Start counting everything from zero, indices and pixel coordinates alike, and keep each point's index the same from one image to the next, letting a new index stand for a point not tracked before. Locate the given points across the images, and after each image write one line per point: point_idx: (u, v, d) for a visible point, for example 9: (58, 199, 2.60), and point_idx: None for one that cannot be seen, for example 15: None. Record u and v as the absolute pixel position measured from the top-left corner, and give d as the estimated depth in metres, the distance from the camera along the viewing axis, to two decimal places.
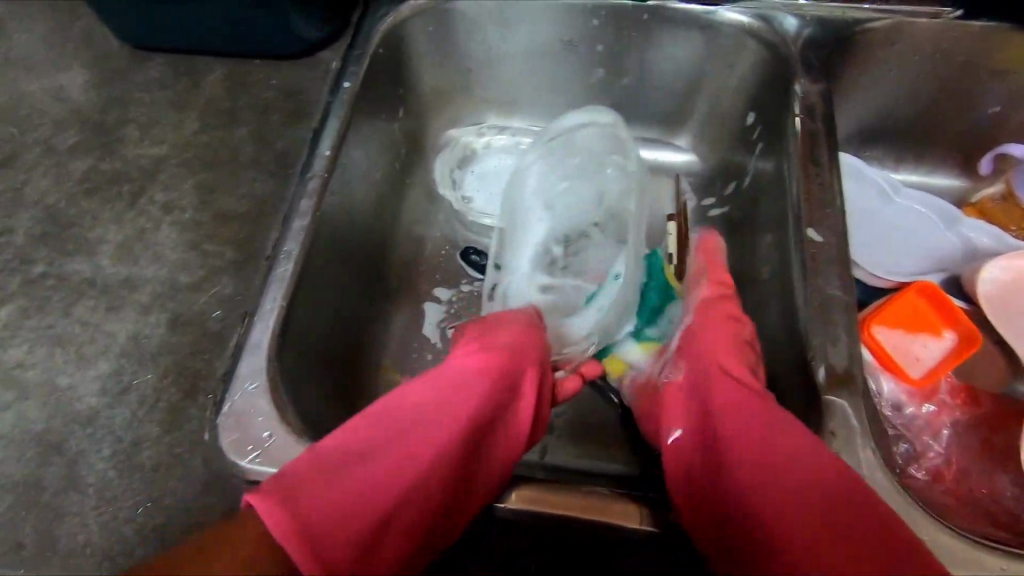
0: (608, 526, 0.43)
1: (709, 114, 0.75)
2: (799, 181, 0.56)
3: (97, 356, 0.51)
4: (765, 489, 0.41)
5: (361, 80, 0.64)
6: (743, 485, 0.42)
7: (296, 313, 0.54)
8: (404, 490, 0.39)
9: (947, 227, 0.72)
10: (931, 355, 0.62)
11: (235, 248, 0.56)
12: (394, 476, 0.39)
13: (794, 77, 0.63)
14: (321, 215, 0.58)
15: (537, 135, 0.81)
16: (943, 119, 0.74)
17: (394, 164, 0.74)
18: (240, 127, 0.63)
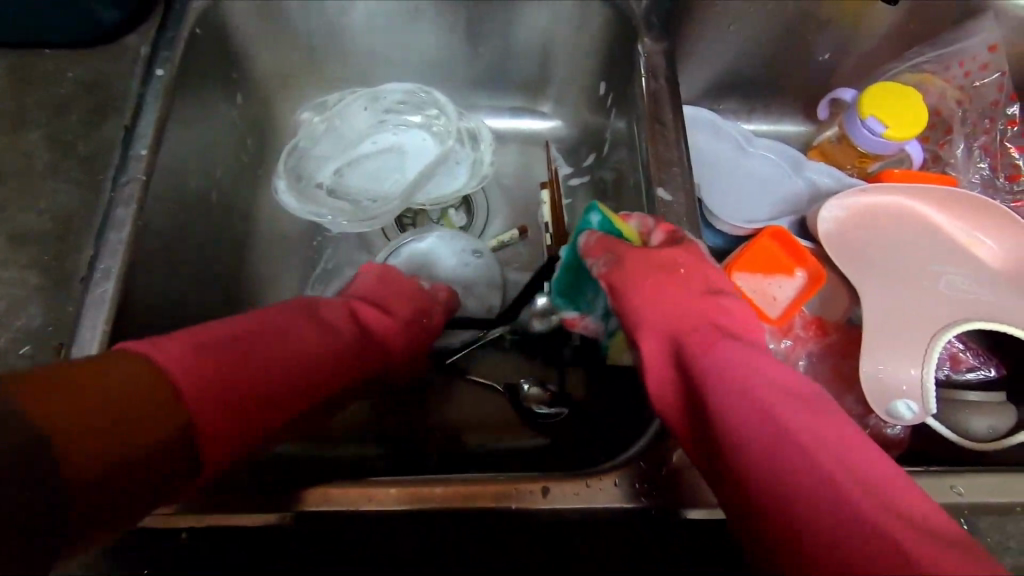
0: (513, 511, 0.44)
1: (568, 78, 0.74)
2: (646, 143, 0.57)
3: None
4: (829, 456, 0.33)
5: (177, 65, 0.57)
6: (808, 449, 0.34)
7: (126, 337, 0.48)
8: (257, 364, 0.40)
9: (794, 171, 0.77)
10: (786, 294, 0.66)
11: (42, 271, 0.49)
12: (272, 417, 0.40)
13: (637, 36, 0.63)
14: (144, 223, 0.51)
15: (401, 105, 0.74)
16: (782, 68, 0.77)
17: (238, 156, 0.68)
18: (33, 130, 0.54)
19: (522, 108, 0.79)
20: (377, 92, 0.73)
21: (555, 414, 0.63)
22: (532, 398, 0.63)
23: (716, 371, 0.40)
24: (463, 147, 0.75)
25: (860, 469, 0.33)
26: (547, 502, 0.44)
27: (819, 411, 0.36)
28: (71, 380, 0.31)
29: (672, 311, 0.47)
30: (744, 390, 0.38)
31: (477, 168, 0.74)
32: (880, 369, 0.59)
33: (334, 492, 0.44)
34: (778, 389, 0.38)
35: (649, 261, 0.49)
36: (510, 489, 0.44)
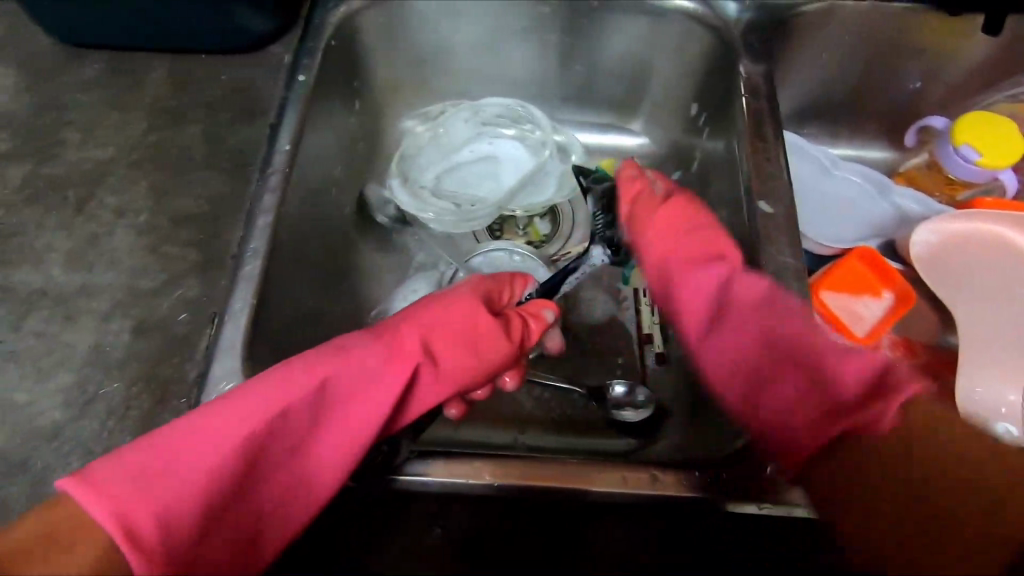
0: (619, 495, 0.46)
1: (660, 97, 0.77)
2: (747, 159, 0.60)
3: (57, 368, 0.49)
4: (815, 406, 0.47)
5: (315, 73, 0.63)
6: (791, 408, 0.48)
7: (267, 312, 0.53)
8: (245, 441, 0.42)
9: (880, 195, 0.78)
10: (873, 314, 0.67)
11: (197, 249, 0.55)
12: (298, 503, 0.44)
13: (738, 60, 0.66)
14: (284, 211, 0.57)
15: (500, 118, 0.79)
16: (871, 95, 0.79)
17: (352, 158, 0.73)
18: (190, 126, 0.61)
19: (611, 124, 0.82)
20: (478, 106, 0.79)
21: (640, 415, 0.65)
22: (621, 400, 0.66)
23: (763, 360, 0.51)
24: (554, 160, 0.78)
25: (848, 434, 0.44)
26: (654, 490, 0.46)
27: (804, 359, 0.49)
28: (72, 528, 0.37)
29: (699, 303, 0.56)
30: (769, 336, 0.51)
31: (568, 180, 0.77)
32: (976, 391, 0.60)
33: (446, 466, 0.46)
34: (766, 343, 0.51)
35: (658, 225, 0.62)
36: (618, 476, 0.46)
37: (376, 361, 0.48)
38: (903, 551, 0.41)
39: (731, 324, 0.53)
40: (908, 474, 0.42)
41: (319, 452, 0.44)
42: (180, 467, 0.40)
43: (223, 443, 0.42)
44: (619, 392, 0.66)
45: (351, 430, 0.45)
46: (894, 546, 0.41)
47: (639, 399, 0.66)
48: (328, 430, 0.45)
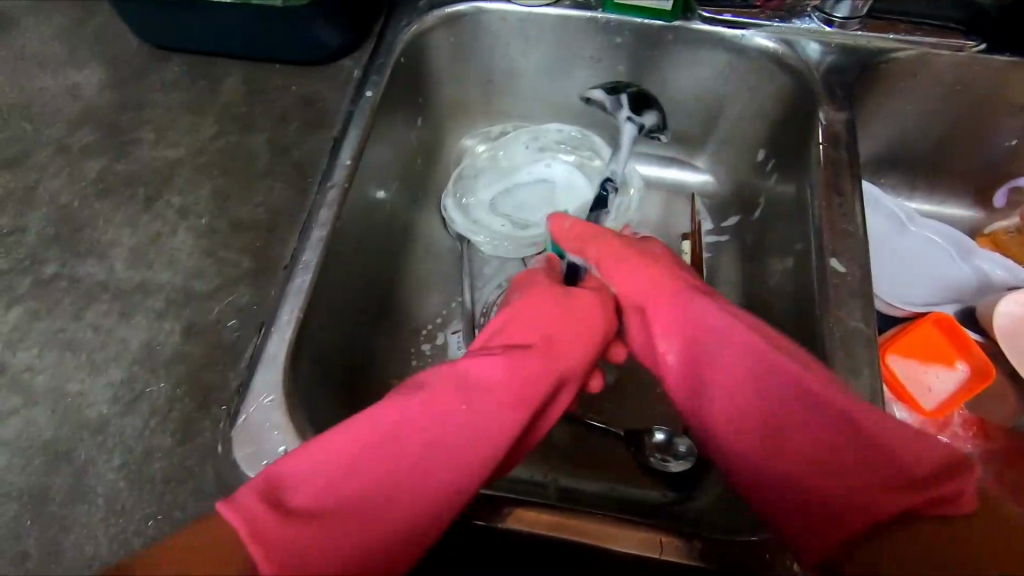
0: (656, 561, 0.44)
1: (729, 135, 0.75)
2: (820, 211, 0.57)
3: (109, 363, 0.50)
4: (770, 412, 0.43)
5: (383, 89, 0.63)
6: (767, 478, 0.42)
7: (313, 325, 0.53)
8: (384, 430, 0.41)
9: (960, 257, 0.72)
10: (944, 387, 0.62)
11: (252, 256, 0.55)
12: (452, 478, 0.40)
13: (817, 104, 0.62)
14: (339, 225, 0.57)
15: (560, 145, 0.78)
16: (959, 149, 0.73)
17: (410, 173, 0.73)
18: (257, 134, 0.62)
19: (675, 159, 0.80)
20: (540, 130, 0.78)
21: (680, 466, 0.62)
22: (661, 447, 0.63)
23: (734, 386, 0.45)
24: (612, 191, 0.76)
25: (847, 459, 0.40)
26: (693, 561, 0.43)
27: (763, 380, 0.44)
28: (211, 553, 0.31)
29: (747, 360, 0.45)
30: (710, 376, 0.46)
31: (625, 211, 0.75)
32: None
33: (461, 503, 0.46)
34: (748, 357, 0.45)
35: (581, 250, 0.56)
36: (653, 540, 0.44)
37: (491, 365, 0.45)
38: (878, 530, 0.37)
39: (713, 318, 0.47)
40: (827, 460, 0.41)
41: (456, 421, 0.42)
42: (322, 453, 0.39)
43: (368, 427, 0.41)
44: (660, 439, 0.64)
45: (471, 424, 0.42)
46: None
47: (679, 448, 0.63)
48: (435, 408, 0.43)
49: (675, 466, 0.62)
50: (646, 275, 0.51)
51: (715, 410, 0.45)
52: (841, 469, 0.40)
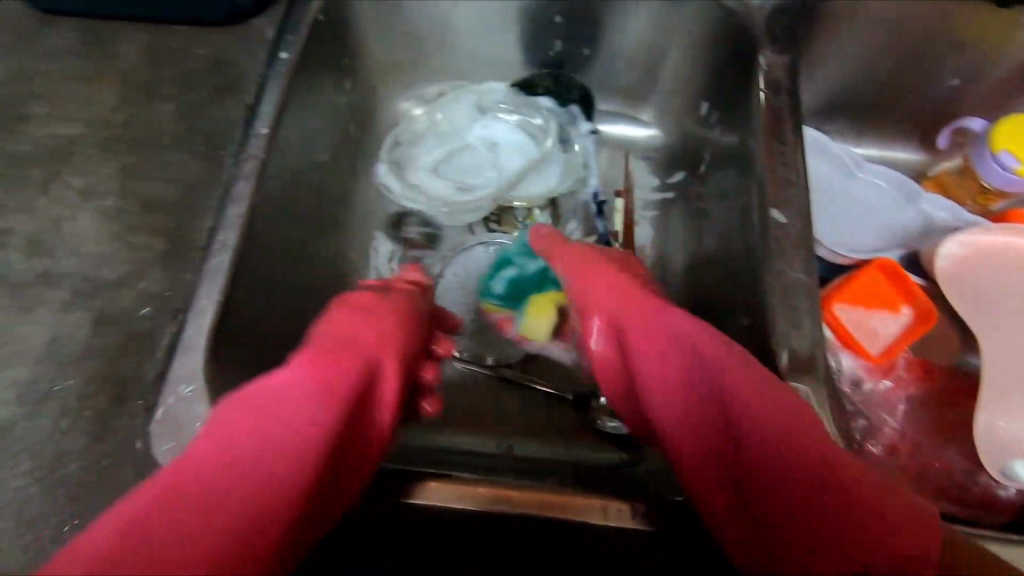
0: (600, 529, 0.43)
1: (673, 86, 0.72)
2: (762, 160, 0.55)
3: (11, 362, 0.46)
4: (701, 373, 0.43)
5: (300, 50, 0.58)
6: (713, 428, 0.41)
7: (237, 308, 0.50)
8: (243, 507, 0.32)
9: (906, 201, 0.72)
10: (889, 332, 0.62)
11: (164, 238, 0.51)
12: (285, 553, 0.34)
13: (759, 49, 0.60)
14: (259, 200, 0.53)
15: (500, 104, 0.74)
16: (903, 91, 0.72)
17: (341, 142, 0.69)
18: (164, 103, 0.57)
19: (626, 116, 0.76)
20: (479, 92, 0.75)
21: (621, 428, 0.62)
22: (605, 410, 0.62)
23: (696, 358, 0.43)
24: (558, 149, 0.73)
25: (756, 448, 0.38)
26: (636, 525, 0.43)
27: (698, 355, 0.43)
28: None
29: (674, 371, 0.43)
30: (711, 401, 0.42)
31: (572, 169, 0.73)
32: (995, 424, 0.57)
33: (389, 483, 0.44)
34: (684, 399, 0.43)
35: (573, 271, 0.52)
36: (597, 507, 0.43)
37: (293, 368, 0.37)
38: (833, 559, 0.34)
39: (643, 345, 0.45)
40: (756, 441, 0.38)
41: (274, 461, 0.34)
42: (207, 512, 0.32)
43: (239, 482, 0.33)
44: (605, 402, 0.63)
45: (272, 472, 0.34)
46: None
47: None
48: (293, 426, 0.35)
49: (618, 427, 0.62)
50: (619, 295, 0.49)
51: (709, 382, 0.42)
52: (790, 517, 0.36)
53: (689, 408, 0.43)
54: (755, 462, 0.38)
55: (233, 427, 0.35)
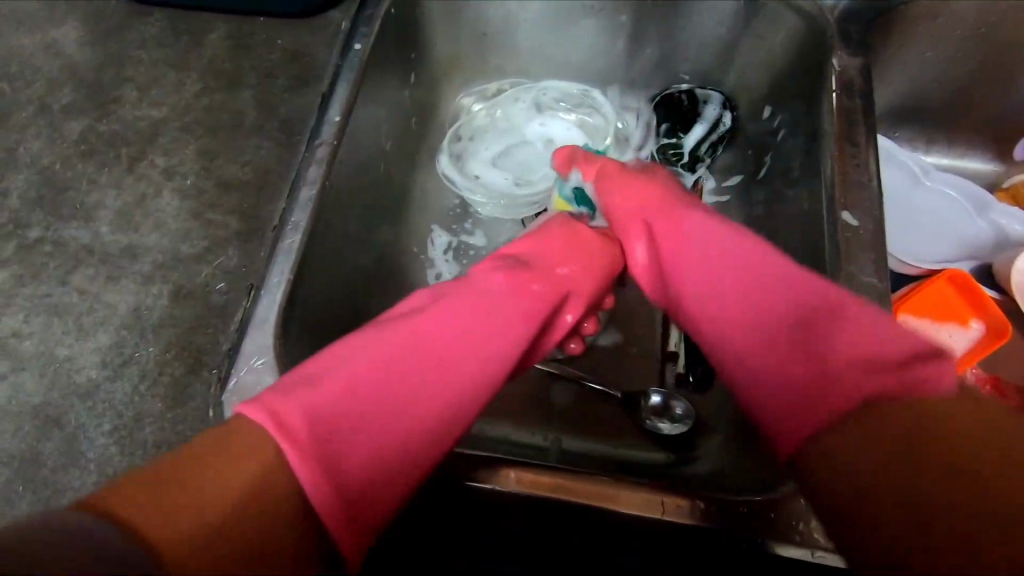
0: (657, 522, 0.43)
1: (736, 87, 0.71)
2: (832, 162, 0.54)
3: (97, 328, 0.49)
4: (748, 289, 0.42)
5: (373, 42, 0.60)
6: (762, 321, 0.40)
7: (306, 286, 0.52)
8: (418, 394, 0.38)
9: (977, 212, 0.69)
10: (959, 345, 0.60)
11: (240, 217, 0.54)
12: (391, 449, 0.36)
13: (832, 50, 0.59)
14: (330, 184, 0.55)
15: (560, 103, 0.75)
16: (978, 99, 0.70)
17: (404, 134, 0.71)
18: (244, 90, 0.60)
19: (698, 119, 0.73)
20: (539, 89, 0.75)
21: (674, 428, 0.61)
22: (656, 410, 0.62)
23: (729, 269, 0.44)
24: (615, 150, 0.73)
25: (781, 319, 0.39)
26: (691, 520, 0.42)
27: (755, 270, 0.43)
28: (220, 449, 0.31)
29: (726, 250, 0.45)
30: (750, 288, 0.42)
31: None
32: None
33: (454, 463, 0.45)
34: (721, 274, 0.44)
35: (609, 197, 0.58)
36: (647, 500, 0.43)
37: (502, 283, 0.47)
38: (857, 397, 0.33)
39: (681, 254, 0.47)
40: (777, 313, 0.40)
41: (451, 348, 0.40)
42: (370, 395, 0.37)
43: (415, 385, 0.38)
44: (655, 402, 0.62)
45: (463, 333, 0.42)
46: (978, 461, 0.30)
47: (676, 410, 0.62)
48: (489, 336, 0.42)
49: (671, 428, 0.61)
50: (641, 189, 0.56)
51: (710, 285, 0.44)
52: (829, 379, 0.35)
53: (757, 337, 0.40)
54: (804, 327, 0.38)
55: (458, 308, 0.43)
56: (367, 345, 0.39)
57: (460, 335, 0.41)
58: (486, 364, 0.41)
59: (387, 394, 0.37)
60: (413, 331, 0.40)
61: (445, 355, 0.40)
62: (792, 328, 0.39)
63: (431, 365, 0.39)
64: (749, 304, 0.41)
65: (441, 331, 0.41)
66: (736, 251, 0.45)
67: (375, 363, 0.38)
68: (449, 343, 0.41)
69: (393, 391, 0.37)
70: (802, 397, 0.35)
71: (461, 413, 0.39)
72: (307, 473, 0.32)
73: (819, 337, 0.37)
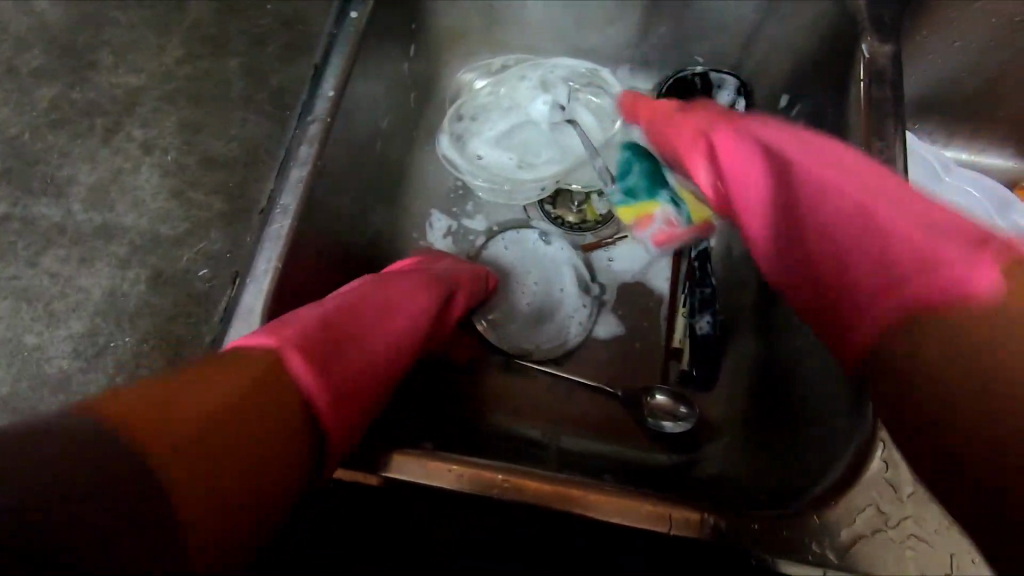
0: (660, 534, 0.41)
1: (755, 71, 0.67)
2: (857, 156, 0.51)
3: (68, 314, 0.46)
4: (803, 195, 0.41)
5: (370, 9, 0.56)
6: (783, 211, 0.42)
7: (294, 274, 0.48)
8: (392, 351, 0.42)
9: (998, 212, 0.67)
10: None
11: (225, 198, 0.50)
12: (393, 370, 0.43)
13: (862, 34, 0.55)
14: (322, 165, 0.51)
15: (566, 81, 0.71)
16: (1007, 92, 0.66)
17: (402, 110, 0.66)
18: (230, 58, 0.55)
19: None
20: (545, 66, 0.71)
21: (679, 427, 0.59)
22: (661, 409, 0.59)
23: (771, 143, 0.43)
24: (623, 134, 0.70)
25: (831, 210, 0.40)
26: (701, 534, 0.40)
27: (816, 154, 0.42)
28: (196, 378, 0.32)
29: (843, 179, 0.40)
30: (789, 181, 0.42)
31: None
32: None
33: (447, 469, 0.43)
34: (777, 183, 0.42)
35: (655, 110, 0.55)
36: (657, 513, 0.41)
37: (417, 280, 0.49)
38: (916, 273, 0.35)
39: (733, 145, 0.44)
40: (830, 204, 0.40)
41: (389, 326, 0.43)
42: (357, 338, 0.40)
43: (378, 345, 0.42)
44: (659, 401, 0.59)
45: (405, 320, 0.45)
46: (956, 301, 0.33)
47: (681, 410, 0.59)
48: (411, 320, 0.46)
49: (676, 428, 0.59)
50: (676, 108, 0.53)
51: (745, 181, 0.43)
52: (900, 279, 0.36)
53: (789, 204, 0.42)
54: (825, 193, 0.40)
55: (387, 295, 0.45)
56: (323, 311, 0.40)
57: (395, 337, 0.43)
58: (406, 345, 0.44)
59: (371, 348, 0.41)
60: (366, 291, 0.45)
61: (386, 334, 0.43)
62: (854, 216, 0.39)
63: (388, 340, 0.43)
64: (808, 187, 0.41)
65: (394, 322, 0.44)
66: (781, 142, 0.43)
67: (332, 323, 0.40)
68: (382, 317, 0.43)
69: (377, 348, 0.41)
70: (859, 339, 0.38)
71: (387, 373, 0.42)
72: (291, 406, 0.33)
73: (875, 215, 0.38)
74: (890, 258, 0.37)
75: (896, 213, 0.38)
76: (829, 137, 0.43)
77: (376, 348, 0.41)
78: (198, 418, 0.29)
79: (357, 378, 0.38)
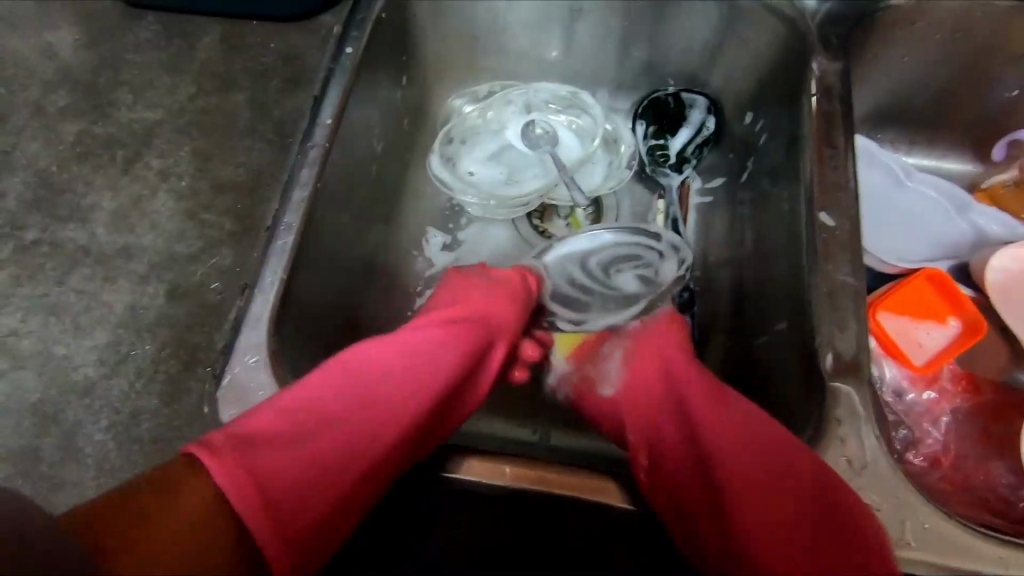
0: (611, 507, 0.45)
1: (721, 89, 0.73)
2: (811, 164, 0.55)
3: (93, 326, 0.50)
4: (715, 437, 0.47)
5: (364, 45, 0.62)
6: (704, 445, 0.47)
7: (298, 285, 0.53)
8: (377, 438, 0.45)
9: (957, 212, 0.71)
10: (934, 342, 0.62)
11: (233, 219, 0.55)
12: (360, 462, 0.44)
13: (811, 54, 0.61)
14: (321, 186, 0.56)
15: (551, 104, 0.76)
16: (957, 102, 0.71)
17: (396, 135, 0.72)
18: (237, 92, 0.61)
19: (682, 122, 0.74)
20: (530, 90, 0.76)
21: None
22: None
23: (709, 414, 0.49)
24: (604, 150, 0.75)
25: (739, 441, 0.46)
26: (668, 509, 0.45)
27: (727, 423, 0.48)
28: (146, 507, 0.36)
29: (719, 449, 0.47)
30: (701, 418, 0.49)
31: (617, 170, 0.74)
32: None
33: (433, 458, 0.47)
34: (700, 405, 0.50)
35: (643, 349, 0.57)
36: (633, 491, 0.46)
37: (443, 337, 0.53)
38: (772, 545, 0.41)
39: (646, 367, 0.56)
40: (739, 441, 0.46)
41: (369, 406, 0.47)
42: (323, 432, 0.44)
43: (344, 428, 0.45)
44: None
45: (396, 377, 0.49)
46: (799, 563, 0.41)
47: None
48: (399, 399, 0.48)
49: None
50: (681, 353, 0.55)
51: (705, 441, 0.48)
52: (744, 515, 0.43)
53: (693, 463, 0.47)
54: (714, 451, 0.47)
55: (404, 354, 0.51)
56: (280, 399, 0.45)
57: (371, 425, 0.46)
58: (414, 406, 0.48)
59: (338, 433, 0.45)
60: (338, 360, 0.48)
61: (378, 417, 0.46)
62: (714, 470, 0.46)
63: (356, 425, 0.45)
64: (717, 418, 0.48)
65: (397, 410, 0.47)
66: (702, 395, 0.51)
67: (302, 411, 0.44)
68: (363, 390, 0.47)
69: (339, 440, 0.44)
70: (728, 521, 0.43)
71: (372, 461, 0.44)
72: (240, 517, 0.37)
73: (750, 443, 0.46)
74: (767, 501, 0.43)
75: (788, 456, 0.44)
76: (755, 415, 0.48)
77: (326, 443, 0.44)
78: (190, 528, 0.35)
79: (314, 477, 0.42)
